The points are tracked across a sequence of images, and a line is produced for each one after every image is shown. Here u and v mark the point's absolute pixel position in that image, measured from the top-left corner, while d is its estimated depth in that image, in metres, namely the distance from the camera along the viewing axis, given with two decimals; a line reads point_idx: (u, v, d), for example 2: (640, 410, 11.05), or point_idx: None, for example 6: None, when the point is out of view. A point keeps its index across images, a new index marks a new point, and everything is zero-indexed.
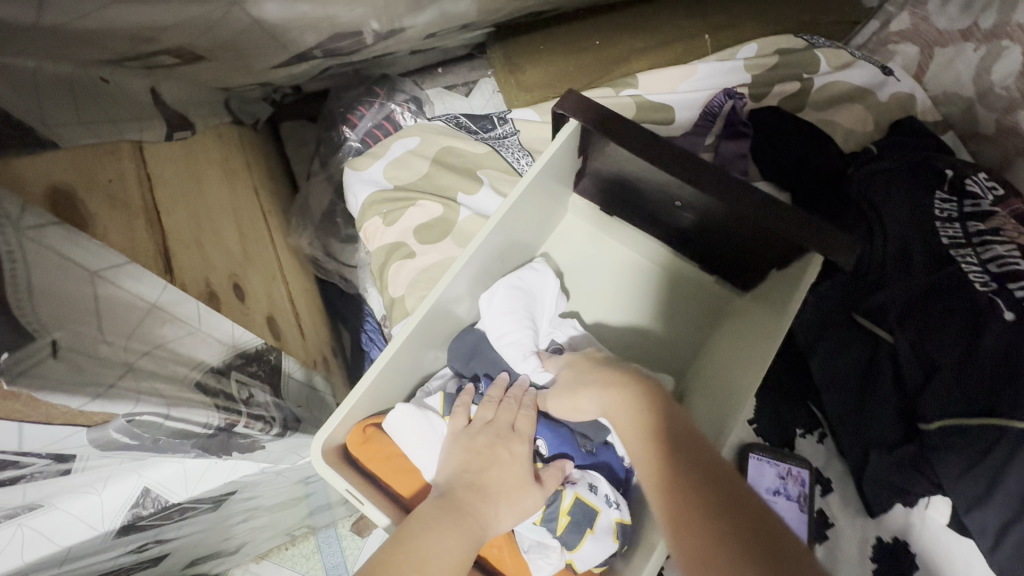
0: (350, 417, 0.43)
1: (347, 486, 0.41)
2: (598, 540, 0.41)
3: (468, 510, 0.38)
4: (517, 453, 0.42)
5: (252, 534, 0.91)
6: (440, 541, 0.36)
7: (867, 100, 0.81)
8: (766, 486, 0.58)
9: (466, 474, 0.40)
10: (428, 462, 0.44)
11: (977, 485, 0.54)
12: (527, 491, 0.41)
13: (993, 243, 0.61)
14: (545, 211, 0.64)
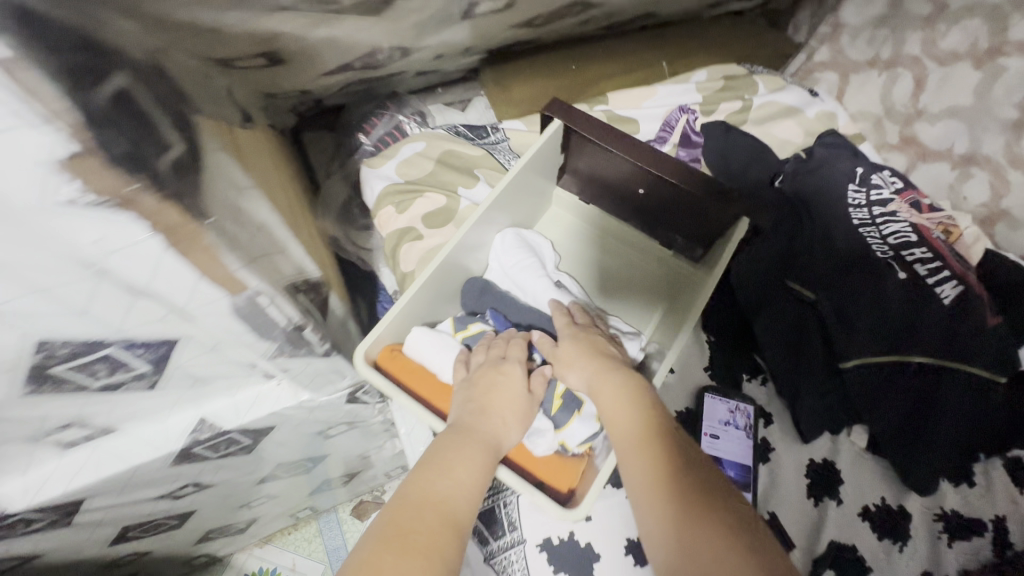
0: (381, 337, 0.55)
1: (383, 385, 0.53)
2: (583, 421, 0.54)
3: (481, 435, 0.47)
4: (511, 378, 0.52)
5: (264, 504, 0.99)
6: (462, 461, 0.45)
7: (795, 117, 0.98)
8: (718, 420, 0.70)
9: (472, 403, 0.50)
10: (443, 366, 0.56)
11: (887, 410, 0.67)
12: (523, 410, 0.51)
13: (891, 220, 0.76)
14: (533, 199, 0.78)
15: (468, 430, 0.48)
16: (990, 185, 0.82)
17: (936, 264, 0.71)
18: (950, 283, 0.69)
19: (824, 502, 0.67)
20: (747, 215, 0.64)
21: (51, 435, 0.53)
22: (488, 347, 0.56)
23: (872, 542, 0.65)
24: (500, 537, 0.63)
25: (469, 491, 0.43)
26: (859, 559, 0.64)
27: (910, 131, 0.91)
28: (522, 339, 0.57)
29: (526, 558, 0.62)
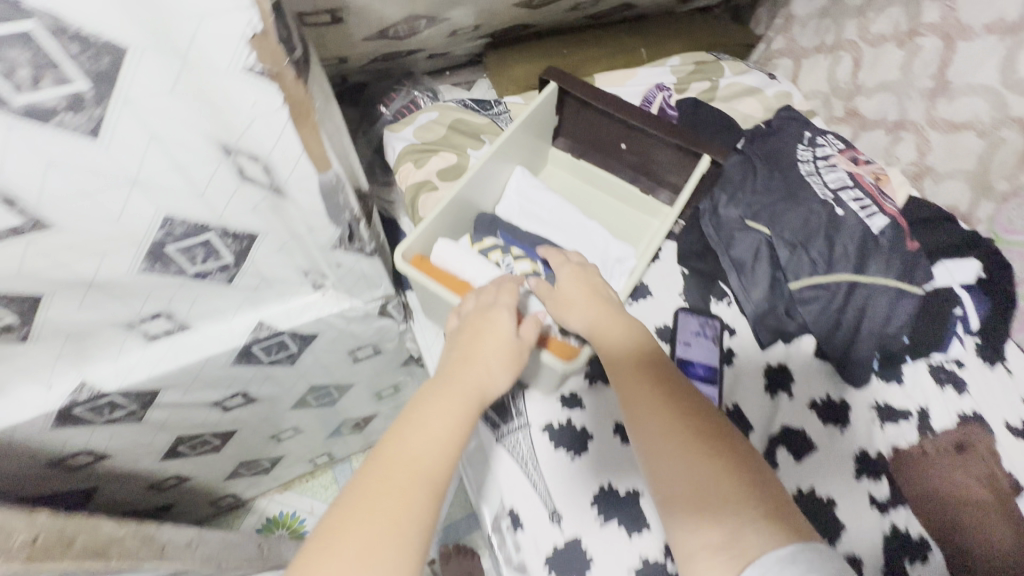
0: (413, 242, 0.68)
1: (420, 278, 0.66)
2: None
3: (466, 383, 0.53)
4: (498, 326, 0.59)
5: (291, 439, 1.09)
6: (447, 408, 0.51)
7: (756, 95, 1.13)
8: (691, 331, 0.83)
9: (461, 351, 0.57)
10: (466, 268, 0.69)
11: (827, 318, 0.82)
12: (507, 357, 0.58)
13: (831, 170, 0.91)
14: (533, 153, 0.91)
15: (453, 377, 0.54)
16: (916, 146, 0.97)
17: (867, 202, 0.86)
18: (877, 216, 0.84)
19: (778, 393, 0.80)
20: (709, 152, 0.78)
21: (142, 324, 0.65)
22: (478, 296, 0.64)
23: (818, 427, 0.78)
24: (509, 422, 0.75)
25: (445, 438, 0.48)
26: (806, 438, 0.77)
27: (853, 105, 1.07)
28: (512, 284, 0.65)
29: (531, 437, 0.74)
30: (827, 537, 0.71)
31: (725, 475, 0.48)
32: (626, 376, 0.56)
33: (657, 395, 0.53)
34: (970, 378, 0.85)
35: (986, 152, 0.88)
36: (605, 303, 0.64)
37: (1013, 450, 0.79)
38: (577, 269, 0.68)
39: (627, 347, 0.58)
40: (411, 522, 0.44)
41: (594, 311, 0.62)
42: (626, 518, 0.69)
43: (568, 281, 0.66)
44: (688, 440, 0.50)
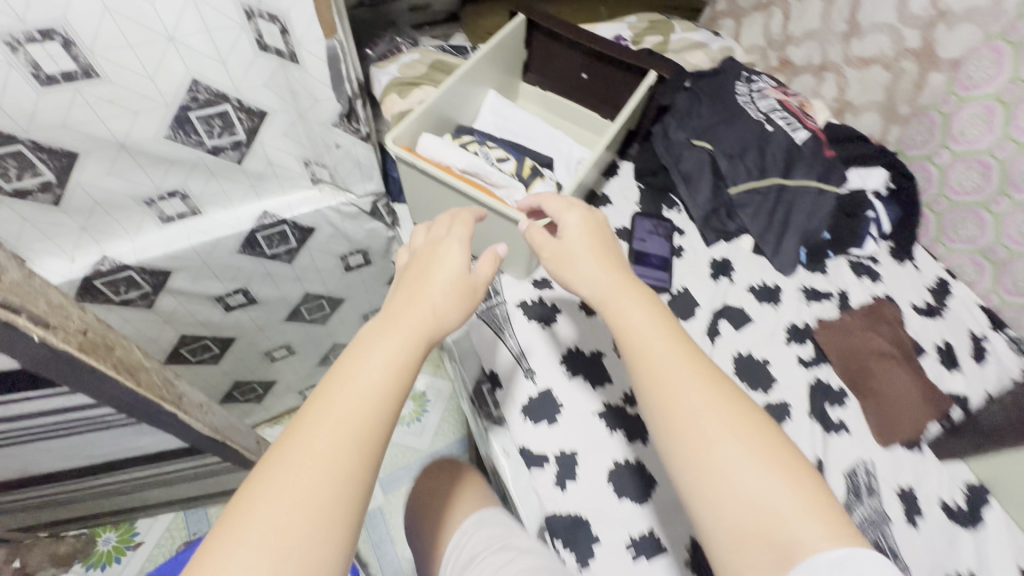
0: (400, 133, 0.78)
1: (403, 154, 0.75)
2: (544, 184, 0.79)
3: (410, 326, 0.49)
4: (449, 263, 0.54)
5: (284, 360, 1.17)
6: (384, 355, 0.46)
7: (703, 48, 1.28)
8: (646, 231, 0.95)
9: (406, 290, 0.53)
10: (444, 150, 0.78)
11: (761, 217, 0.95)
12: (458, 293, 0.53)
13: (764, 98, 1.05)
14: (506, 82, 1.02)
15: (393, 317, 0.50)
16: (837, 84, 1.13)
17: (792, 121, 0.99)
18: (800, 131, 0.97)
19: (721, 280, 0.93)
20: (655, 68, 0.90)
21: (158, 202, 0.73)
22: (441, 224, 0.62)
23: (755, 306, 0.91)
24: (487, 300, 0.84)
25: (379, 388, 0.44)
26: (744, 314, 0.90)
27: (785, 54, 1.22)
28: (469, 216, 0.63)
29: (508, 312, 0.84)
30: (761, 389, 0.83)
31: (757, 469, 0.41)
32: (642, 351, 0.48)
33: (680, 375, 0.45)
34: (883, 271, 0.99)
35: (891, 82, 1.03)
36: (616, 265, 0.56)
37: (917, 324, 0.93)
38: (588, 222, 0.59)
39: (646, 319, 0.50)
40: (343, 483, 0.39)
41: (606, 273, 0.54)
42: (590, 372, 0.80)
43: (574, 235, 0.58)
44: (713, 430, 0.42)
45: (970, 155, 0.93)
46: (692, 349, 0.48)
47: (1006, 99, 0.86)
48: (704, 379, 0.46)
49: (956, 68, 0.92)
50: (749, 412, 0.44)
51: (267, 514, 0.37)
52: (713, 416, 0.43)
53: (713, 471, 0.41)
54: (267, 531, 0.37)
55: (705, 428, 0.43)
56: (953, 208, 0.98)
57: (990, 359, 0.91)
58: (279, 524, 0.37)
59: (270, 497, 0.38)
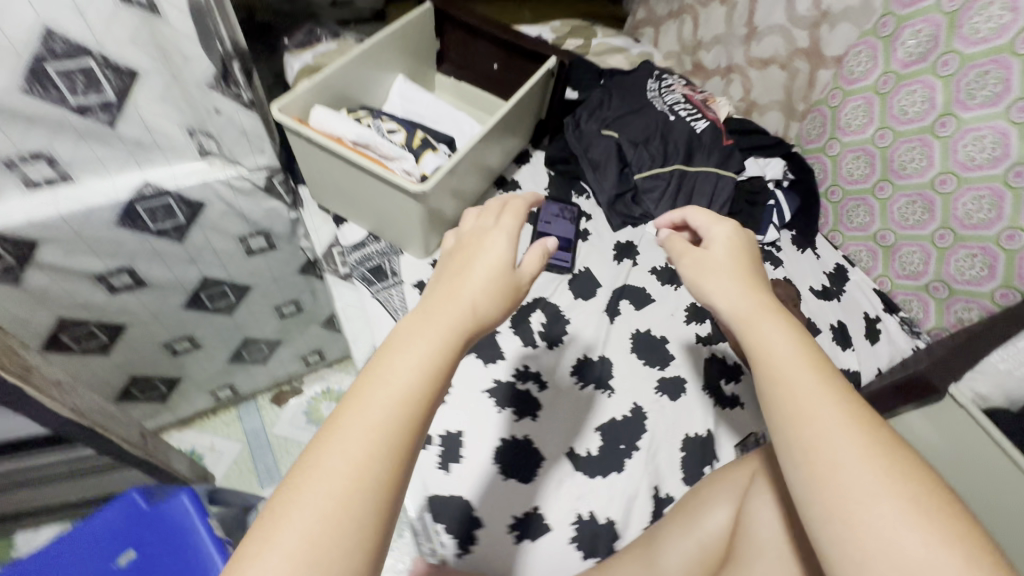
0: (291, 102, 0.77)
1: (289, 122, 0.74)
2: (434, 155, 0.77)
3: (442, 318, 0.41)
4: (489, 254, 0.45)
5: (188, 353, 1.11)
6: (427, 375, 0.38)
7: (624, 53, 1.33)
8: (551, 214, 0.95)
9: (440, 282, 0.44)
10: (334, 122, 0.77)
11: (667, 202, 0.96)
12: (497, 288, 0.44)
13: (672, 93, 1.09)
14: (418, 71, 1.03)
15: (425, 313, 0.41)
16: (743, 85, 1.18)
17: (694, 112, 1.03)
18: (701, 120, 1.01)
19: (623, 262, 0.93)
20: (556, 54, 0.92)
21: (20, 164, 0.68)
22: (501, 211, 0.50)
23: (657, 285, 0.92)
24: (383, 280, 0.83)
25: (407, 404, 0.36)
26: (646, 294, 0.90)
27: (697, 58, 1.28)
28: (520, 204, 0.51)
29: (404, 292, 0.82)
30: (658, 366, 0.83)
31: (920, 540, 0.31)
32: (785, 381, 0.38)
33: (831, 414, 0.36)
34: (785, 257, 1.02)
35: (789, 80, 1.09)
36: (756, 287, 0.46)
37: (813, 306, 0.95)
38: (730, 242, 0.50)
39: (794, 349, 0.40)
40: (368, 522, 0.33)
41: (751, 295, 0.45)
42: (483, 350, 0.79)
43: (714, 253, 0.49)
44: (858, 490, 0.33)
45: (856, 144, 0.98)
46: (847, 393, 0.37)
47: (881, 90, 0.92)
48: (859, 428, 0.35)
49: (840, 64, 0.98)
50: (923, 482, 0.33)
51: (279, 550, 0.31)
52: (866, 475, 0.33)
53: (857, 533, 0.32)
54: (302, 530, 0.31)
55: (844, 485, 0.33)
56: (846, 197, 1.02)
57: (882, 339, 0.94)
58: (306, 539, 0.31)
59: (292, 515, 0.32)
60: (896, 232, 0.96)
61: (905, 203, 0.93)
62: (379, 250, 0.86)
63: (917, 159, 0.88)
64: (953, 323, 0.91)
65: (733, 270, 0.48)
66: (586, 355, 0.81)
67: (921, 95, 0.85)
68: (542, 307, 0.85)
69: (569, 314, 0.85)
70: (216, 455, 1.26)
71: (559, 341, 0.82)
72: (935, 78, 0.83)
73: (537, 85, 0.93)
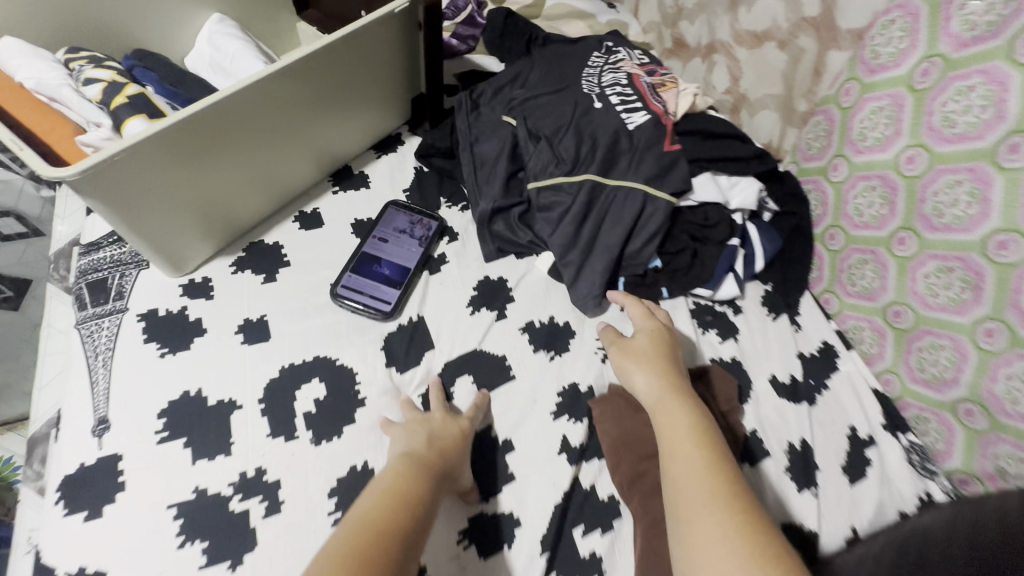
0: None
1: None
2: (144, 121, 0.48)
3: (419, 461, 0.47)
4: (453, 418, 0.53)
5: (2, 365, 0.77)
6: (419, 477, 0.45)
7: (589, 19, 0.99)
8: (395, 228, 0.66)
9: (414, 430, 0.51)
10: (14, 62, 0.50)
11: (567, 229, 0.64)
12: (457, 442, 0.51)
13: (618, 65, 0.75)
14: (255, 11, 0.74)
15: (428, 435, 0.50)
16: (729, 70, 0.83)
17: (630, 98, 0.70)
18: (637, 112, 0.68)
19: (484, 311, 0.62)
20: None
21: None
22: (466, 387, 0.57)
23: (526, 353, 0.60)
24: (100, 304, 0.56)
25: (400, 499, 0.43)
26: (505, 367, 0.59)
27: (678, 32, 0.93)
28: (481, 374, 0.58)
29: (120, 325, 0.55)
30: (485, 492, 0.52)
31: None
32: (673, 455, 0.45)
33: (700, 486, 0.41)
34: (744, 325, 0.69)
35: (789, 67, 0.74)
36: (674, 377, 0.51)
37: (768, 410, 0.62)
38: (653, 338, 0.55)
39: (682, 432, 0.46)
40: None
41: (659, 381, 0.51)
42: (198, 437, 0.50)
43: (640, 346, 0.55)
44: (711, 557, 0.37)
45: (872, 169, 0.63)
46: (727, 470, 0.42)
47: (918, 85, 0.57)
48: (718, 506, 0.40)
49: (861, 42, 0.64)
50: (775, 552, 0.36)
51: None
52: (714, 543, 0.38)
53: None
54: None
55: (702, 552, 0.38)
56: (849, 246, 0.67)
57: (869, 477, 0.60)
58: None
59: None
60: (916, 312, 0.60)
61: (937, 269, 0.57)
62: (114, 258, 0.59)
63: (962, 203, 0.54)
64: (990, 473, 0.55)
65: (641, 355, 0.54)
66: (365, 462, 0.51)
67: (980, 95, 0.51)
68: (323, 373, 0.56)
69: (365, 387, 0.56)
70: None
71: (330, 435, 0.53)
72: (1007, 67, 0.49)
73: (373, 33, 0.61)
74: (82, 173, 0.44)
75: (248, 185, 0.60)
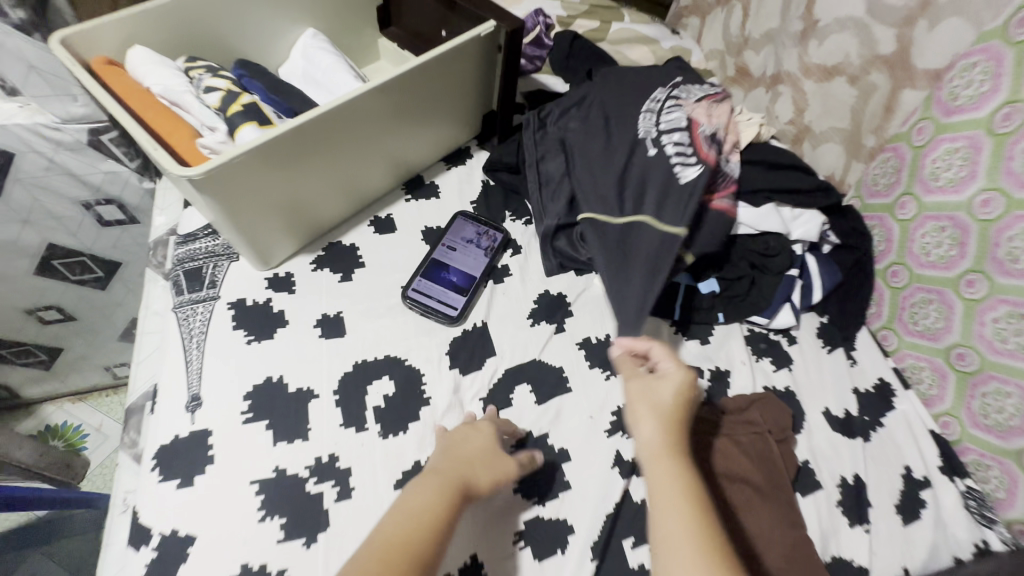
0: (95, 34, 0.57)
1: (67, 56, 0.54)
2: (257, 129, 0.54)
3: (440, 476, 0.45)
4: (476, 435, 0.51)
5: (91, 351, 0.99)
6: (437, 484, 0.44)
7: (652, 44, 1.01)
8: (462, 238, 0.69)
9: (441, 452, 0.50)
10: (146, 70, 0.57)
11: (613, 269, 0.63)
12: (485, 450, 0.50)
13: (683, 91, 0.72)
14: (345, 28, 0.80)
15: (455, 448, 0.50)
16: (794, 102, 0.83)
17: (686, 149, 0.66)
18: (692, 166, 0.64)
19: (544, 323, 0.65)
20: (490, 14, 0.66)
21: None
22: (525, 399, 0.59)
23: (582, 367, 0.62)
24: (194, 291, 0.61)
25: (421, 512, 0.41)
26: (562, 379, 0.61)
27: (742, 60, 0.94)
28: (536, 386, 0.60)
29: (213, 311, 0.60)
30: (539, 496, 0.54)
31: None
32: (660, 511, 0.41)
33: (682, 546, 0.38)
34: (799, 356, 0.69)
35: (858, 102, 0.74)
36: (678, 424, 0.47)
37: (821, 442, 0.62)
38: (679, 384, 0.49)
39: (671, 489, 0.42)
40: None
41: (661, 430, 0.46)
42: (279, 421, 0.54)
43: (662, 391, 0.49)
44: None
45: (944, 208, 0.63)
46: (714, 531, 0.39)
47: (998, 129, 0.57)
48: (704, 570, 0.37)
49: (938, 83, 0.64)
50: None
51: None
52: None
53: None
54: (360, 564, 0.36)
55: None
56: (913, 285, 0.67)
57: (924, 520, 0.59)
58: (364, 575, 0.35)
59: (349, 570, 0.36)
60: (982, 355, 0.59)
61: (1009, 315, 0.57)
62: (209, 249, 0.65)
63: None
64: None
65: (648, 392, 0.49)
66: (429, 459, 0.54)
67: None
68: (393, 371, 0.59)
69: (431, 387, 0.59)
70: (99, 439, 1.04)
71: (398, 429, 0.56)
72: None
73: (459, 55, 0.66)
74: (204, 174, 0.49)
75: (331, 190, 0.64)
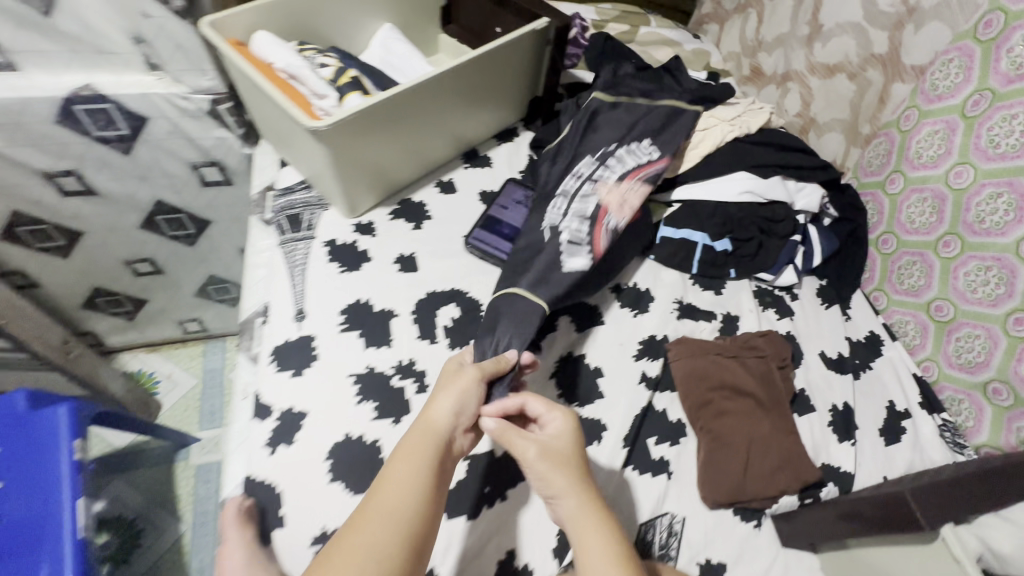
0: (228, 21, 0.71)
1: (213, 36, 0.67)
2: (361, 98, 0.67)
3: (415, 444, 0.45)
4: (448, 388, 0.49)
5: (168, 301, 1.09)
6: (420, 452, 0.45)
7: (675, 46, 1.14)
8: (511, 199, 0.81)
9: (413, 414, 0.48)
10: (268, 47, 0.70)
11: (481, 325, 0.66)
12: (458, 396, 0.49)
13: (609, 160, 0.75)
14: (414, 24, 0.93)
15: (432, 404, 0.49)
16: (801, 96, 0.95)
17: (581, 238, 0.69)
18: (578, 256, 0.68)
19: None
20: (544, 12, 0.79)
21: None
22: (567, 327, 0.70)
23: (613, 305, 0.74)
24: (295, 231, 0.74)
25: (406, 493, 0.43)
26: (596, 314, 0.73)
27: (756, 61, 1.06)
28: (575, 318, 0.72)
29: (311, 247, 0.73)
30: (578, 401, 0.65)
31: None
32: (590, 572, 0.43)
33: None
34: (800, 309, 0.80)
35: (856, 95, 0.86)
36: (589, 484, 0.48)
37: (816, 376, 0.73)
38: (572, 437, 0.50)
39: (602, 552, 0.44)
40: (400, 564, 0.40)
41: (572, 493, 0.47)
42: (368, 331, 0.67)
43: (559, 447, 0.49)
44: None
45: (925, 181, 0.74)
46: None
47: (969, 113, 0.68)
48: None
49: (922, 77, 0.75)
50: None
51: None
52: None
53: None
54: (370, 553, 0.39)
55: None
56: (900, 249, 0.78)
57: (903, 442, 0.70)
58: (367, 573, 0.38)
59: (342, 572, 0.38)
60: (956, 305, 0.70)
61: (977, 269, 0.67)
62: (305, 199, 0.78)
63: (1000, 212, 0.64)
64: (1013, 444, 0.65)
65: (549, 459, 0.48)
66: None
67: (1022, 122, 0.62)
68: (457, 300, 0.71)
69: None
70: (169, 385, 1.14)
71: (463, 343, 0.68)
72: None
73: (517, 45, 0.78)
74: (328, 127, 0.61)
75: (405, 154, 0.77)
